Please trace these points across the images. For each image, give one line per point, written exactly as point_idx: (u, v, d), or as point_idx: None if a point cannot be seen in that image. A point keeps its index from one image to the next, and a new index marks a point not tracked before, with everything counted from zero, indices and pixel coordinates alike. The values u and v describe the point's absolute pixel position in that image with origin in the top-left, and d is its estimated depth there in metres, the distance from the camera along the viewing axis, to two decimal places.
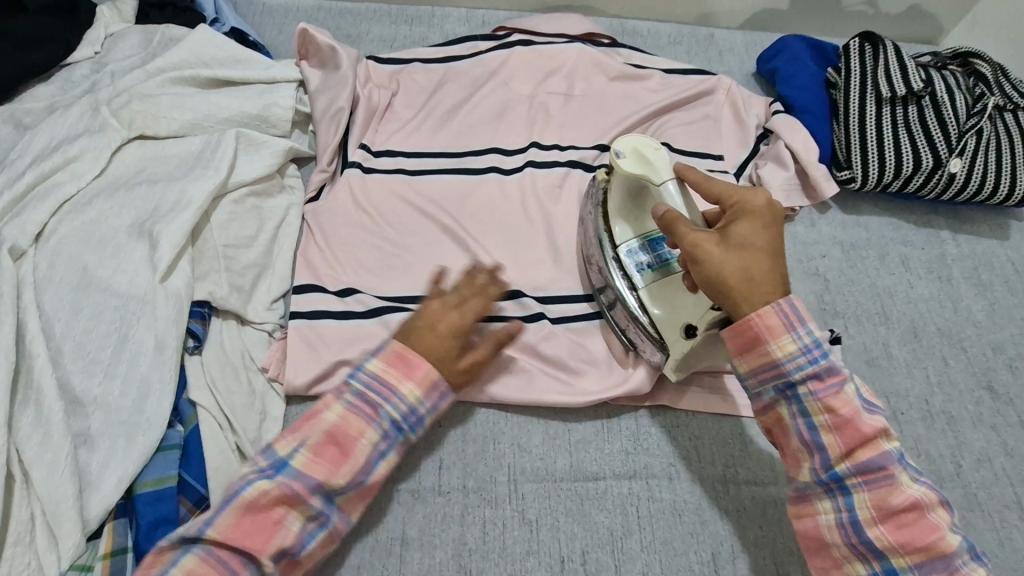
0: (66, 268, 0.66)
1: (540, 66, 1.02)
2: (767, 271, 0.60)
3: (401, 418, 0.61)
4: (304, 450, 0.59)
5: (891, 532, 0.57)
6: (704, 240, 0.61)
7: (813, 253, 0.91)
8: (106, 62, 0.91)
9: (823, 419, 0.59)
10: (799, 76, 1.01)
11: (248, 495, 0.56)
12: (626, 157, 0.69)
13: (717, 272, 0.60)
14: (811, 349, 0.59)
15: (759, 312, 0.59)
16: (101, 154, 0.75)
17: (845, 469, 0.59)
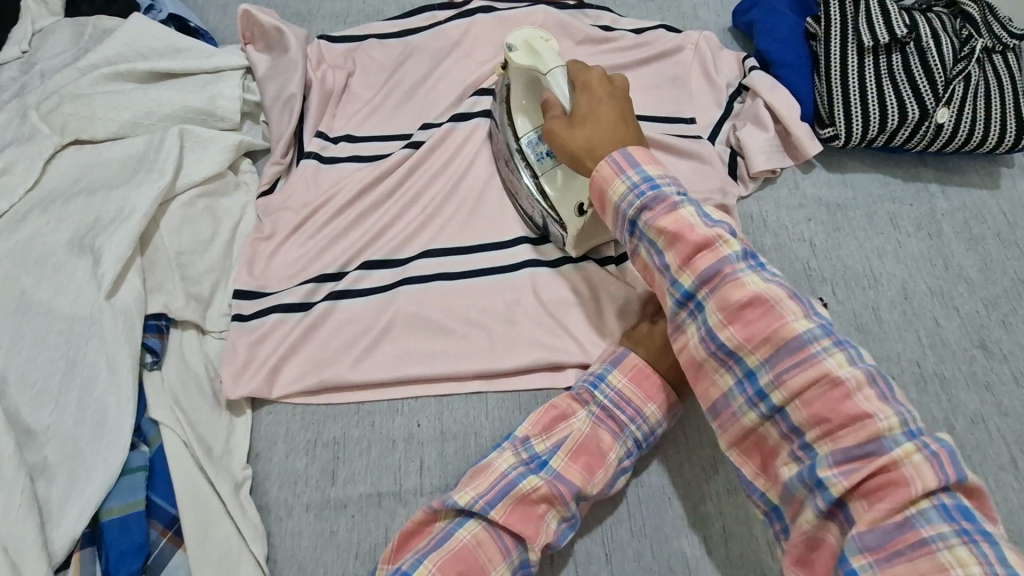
0: (5, 292, 0.62)
1: (504, 34, 0.96)
2: (608, 137, 0.66)
3: (643, 436, 0.67)
4: (498, 502, 0.62)
5: (837, 469, 0.49)
6: (558, 125, 0.69)
7: (798, 216, 0.88)
8: (36, 61, 0.84)
9: (754, 360, 0.54)
10: (777, 28, 0.95)
11: (525, 487, 0.62)
12: (518, 49, 0.73)
13: (570, 147, 0.68)
14: (640, 186, 0.61)
15: (597, 165, 0.65)
16: (34, 165, 0.70)
17: (774, 390, 0.53)
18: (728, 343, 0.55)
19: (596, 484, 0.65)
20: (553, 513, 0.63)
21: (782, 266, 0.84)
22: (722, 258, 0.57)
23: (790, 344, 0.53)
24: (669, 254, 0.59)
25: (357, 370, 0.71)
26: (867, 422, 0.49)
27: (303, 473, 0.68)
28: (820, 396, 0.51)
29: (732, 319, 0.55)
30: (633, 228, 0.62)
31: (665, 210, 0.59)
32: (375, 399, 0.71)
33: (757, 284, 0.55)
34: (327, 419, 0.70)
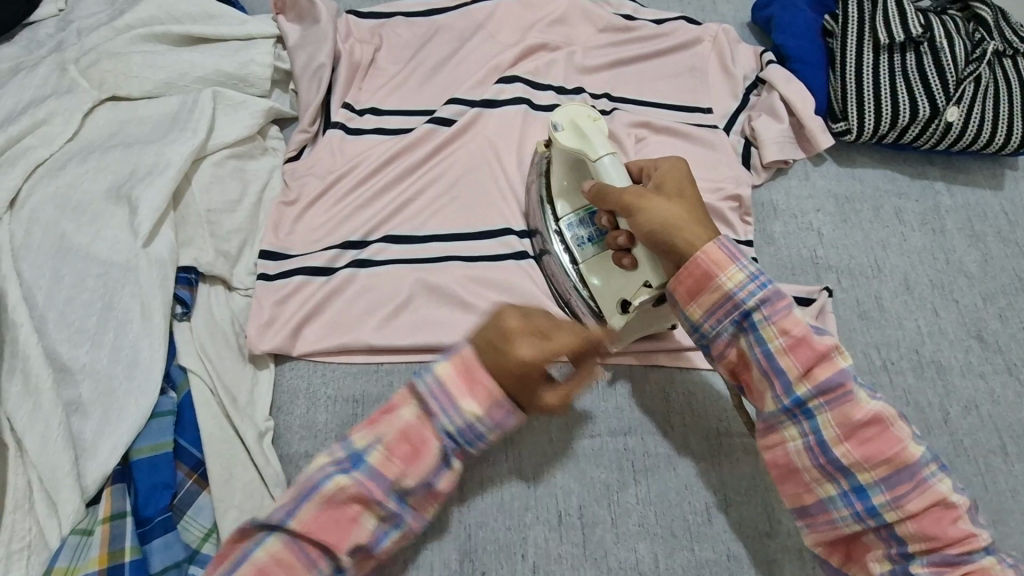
0: (43, 237, 0.64)
1: (527, 18, 0.99)
2: (690, 218, 0.63)
3: (461, 431, 0.59)
4: (381, 446, 0.59)
5: (906, 515, 0.57)
6: (642, 194, 0.64)
7: (807, 207, 0.90)
8: (71, 20, 0.86)
9: (830, 427, 0.60)
10: (795, 24, 0.97)
11: (390, 435, 0.59)
12: (565, 130, 0.70)
13: (656, 223, 0.62)
14: (758, 277, 0.62)
15: (703, 248, 0.61)
16: (71, 117, 0.71)
17: (846, 453, 0.59)
18: (788, 373, 0.61)
19: (414, 475, 0.59)
20: (433, 440, 0.59)
21: (790, 254, 0.87)
22: (836, 365, 0.60)
23: (891, 445, 0.58)
24: (787, 358, 0.61)
25: (379, 332, 0.73)
26: (929, 486, 0.58)
27: (323, 427, 0.70)
28: (929, 516, 0.57)
29: (848, 436, 0.59)
30: (743, 319, 0.62)
31: (760, 288, 0.61)
32: (394, 360, 0.74)
33: (869, 402, 0.60)
34: (347, 377, 0.73)
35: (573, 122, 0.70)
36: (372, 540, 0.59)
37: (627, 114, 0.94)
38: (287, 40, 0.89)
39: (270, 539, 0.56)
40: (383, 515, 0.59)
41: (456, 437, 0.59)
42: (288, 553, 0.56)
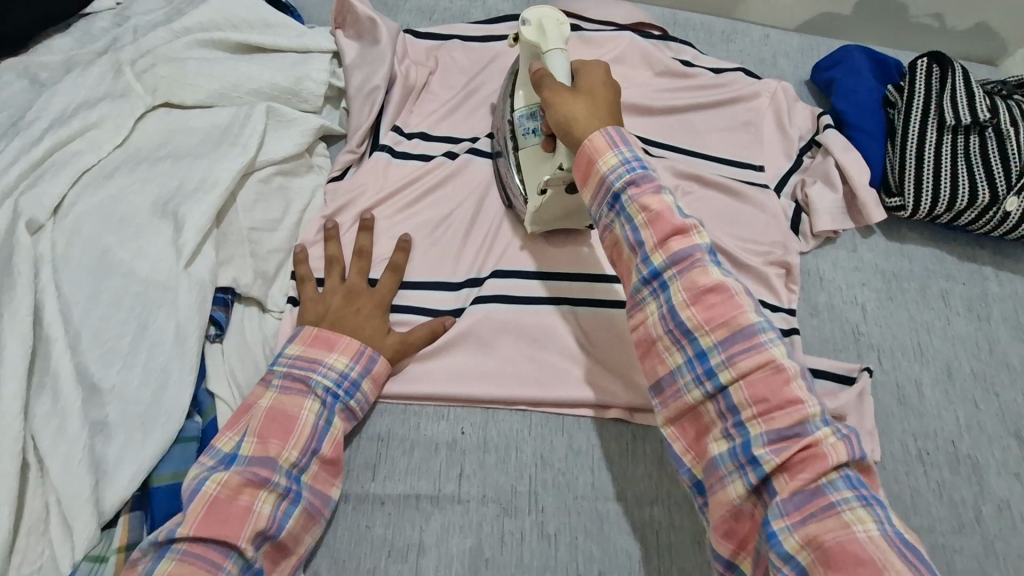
0: (86, 248, 0.62)
1: (585, 54, 0.97)
2: (586, 116, 0.65)
3: (332, 384, 0.65)
4: (251, 430, 0.61)
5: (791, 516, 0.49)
6: (561, 91, 0.67)
7: (853, 279, 0.88)
8: (128, 15, 0.85)
9: (753, 424, 0.53)
10: (857, 91, 0.96)
11: (264, 401, 0.62)
12: (530, 25, 0.73)
13: (565, 113, 0.65)
14: (674, 217, 0.60)
15: (588, 136, 0.63)
16: (123, 123, 0.70)
17: (759, 438, 0.52)
18: (687, 322, 0.57)
19: (288, 454, 0.60)
20: (308, 411, 0.63)
21: (832, 327, 0.85)
22: (741, 307, 0.56)
23: (799, 425, 0.51)
24: (690, 309, 0.57)
25: (414, 373, 0.72)
26: (823, 492, 0.49)
27: (346, 464, 0.69)
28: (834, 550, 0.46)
29: (755, 401, 0.53)
30: (650, 279, 0.59)
31: (651, 188, 0.60)
32: (423, 402, 0.72)
33: (780, 356, 0.54)
34: (375, 414, 0.72)
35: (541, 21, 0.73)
36: (271, 518, 0.58)
37: (679, 163, 0.90)
38: (342, 57, 0.87)
39: (163, 561, 0.53)
40: (274, 500, 0.58)
41: (319, 412, 0.64)
42: (195, 553, 0.54)
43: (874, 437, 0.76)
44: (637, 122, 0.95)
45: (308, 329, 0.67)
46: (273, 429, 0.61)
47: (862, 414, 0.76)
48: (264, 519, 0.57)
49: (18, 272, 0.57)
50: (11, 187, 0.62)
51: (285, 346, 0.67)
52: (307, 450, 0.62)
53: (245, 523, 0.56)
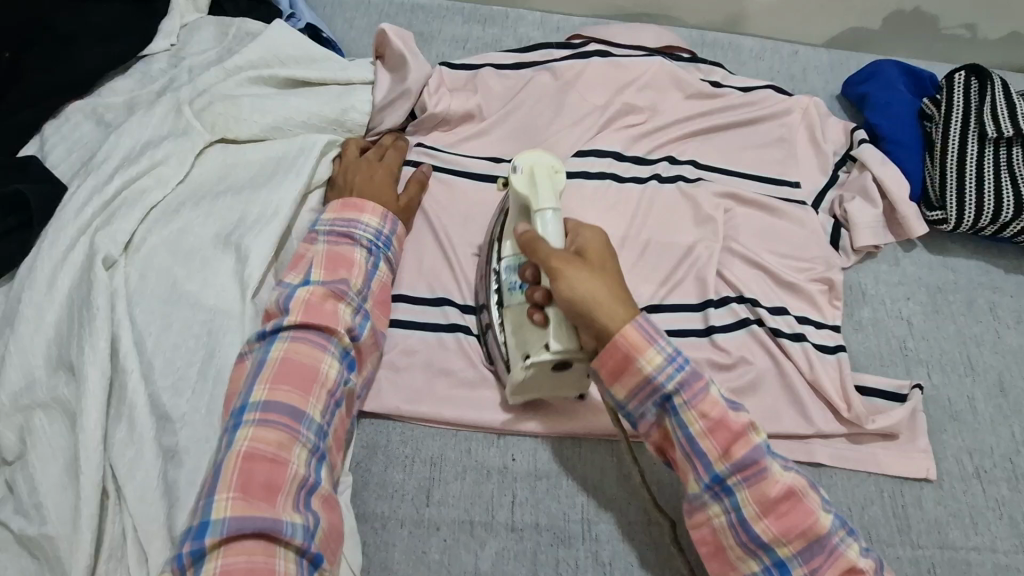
0: (156, 281, 0.65)
1: (618, 77, 0.99)
2: (611, 298, 0.62)
3: (372, 240, 0.74)
4: (316, 268, 0.69)
5: (773, 522, 0.59)
6: (567, 263, 0.63)
7: (897, 294, 0.88)
8: (183, 56, 0.88)
9: (723, 468, 0.60)
10: (891, 104, 0.96)
11: (275, 356, 0.62)
12: (521, 173, 0.69)
13: (575, 291, 0.62)
14: (676, 359, 0.61)
15: (622, 330, 0.61)
16: (185, 159, 0.74)
17: (724, 469, 0.60)
18: (708, 454, 0.61)
19: (312, 404, 0.61)
20: (343, 307, 0.68)
21: (879, 343, 0.84)
22: (750, 439, 0.60)
23: (805, 511, 0.58)
24: (708, 441, 0.60)
25: (465, 400, 0.74)
26: (814, 524, 0.58)
27: (400, 488, 0.70)
28: (791, 509, 0.59)
29: (767, 512, 0.59)
30: (664, 402, 0.62)
31: (657, 334, 0.62)
32: (473, 426, 0.74)
33: (783, 475, 0.60)
34: (426, 437, 0.73)
35: (533, 168, 0.70)
36: (335, 382, 0.64)
37: (715, 183, 0.91)
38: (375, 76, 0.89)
39: (242, 428, 0.58)
40: (337, 364, 0.65)
41: (360, 290, 0.70)
42: (272, 413, 0.59)
43: (927, 454, 0.76)
44: (672, 142, 0.96)
45: (336, 201, 0.76)
46: (293, 375, 0.62)
47: (916, 432, 0.77)
48: (331, 381, 0.63)
49: (97, 306, 0.60)
50: (86, 225, 0.65)
51: (320, 214, 0.75)
52: (328, 404, 0.63)
53: (314, 387, 0.62)
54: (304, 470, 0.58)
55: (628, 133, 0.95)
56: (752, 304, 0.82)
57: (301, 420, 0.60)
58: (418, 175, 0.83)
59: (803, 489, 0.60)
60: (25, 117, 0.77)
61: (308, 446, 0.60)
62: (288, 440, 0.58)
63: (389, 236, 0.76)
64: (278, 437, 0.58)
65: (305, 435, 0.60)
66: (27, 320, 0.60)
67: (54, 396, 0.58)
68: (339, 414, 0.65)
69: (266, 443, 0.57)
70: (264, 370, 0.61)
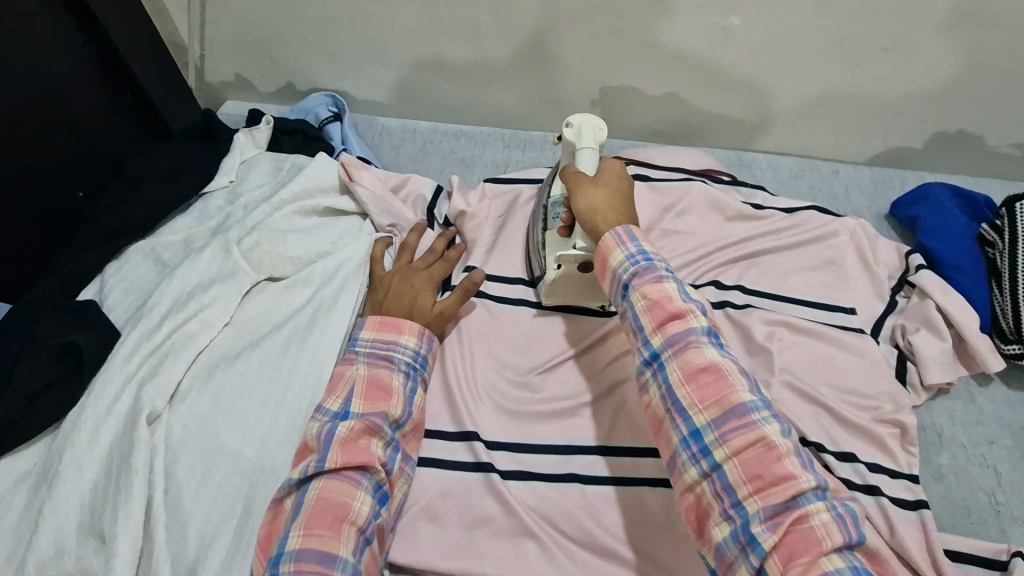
0: (198, 435, 0.64)
1: (658, 202, 0.99)
2: (616, 215, 0.71)
3: (410, 362, 0.71)
4: (356, 396, 0.66)
5: (744, 471, 0.55)
6: (583, 181, 0.73)
7: (977, 437, 0.82)
8: (240, 192, 0.92)
9: (701, 420, 0.58)
10: (947, 228, 0.94)
11: (312, 495, 0.59)
12: (575, 128, 0.77)
13: (584, 205, 0.71)
14: (636, 257, 0.66)
15: (604, 235, 0.69)
16: (231, 301, 0.74)
17: (700, 414, 0.58)
18: (683, 400, 0.59)
19: (342, 543, 0.57)
20: (376, 441, 0.64)
21: (965, 496, 0.77)
22: (734, 388, 0.59)
23: (775, 467, 0.55)
24: (682, 383, 0.60)
25: (508, 559, 0.69)
26: (792, 485, 0.54)
27: None
28: (755, 461, 0.56)
29: (737, 459, 0.56)
30: (651, 360, 0.62)
31: (651, 278, 0.64)
32: None
33: (767, 431, 0.56)
34: None
35: (583, 125, 0.77)
36: (368, 519, 0.60)
37: (765, 311, 0.87)
38: (440, 201, 0.96)
39: None
40: (370, 500, 0.61)
41: (398, 419, 0.67)
42: (306, 562, 0.55)
43: None
44: (718, 268, 0.94)
45: (375, 316, 0.73)
46: (323, 516, 0.57)
47: None
48: (363, 518, 0.59)
49: (135, 468, 0.59)
50: (132, 375, 0.66)
51: (358, 331, 0.72)
52: (359, 543, 0.58)
53: (345, 526, 0.58)
54: None
55: (671, 259, 0.94)
56: (815, 448, 0.76)
57: (334, 564, 0.55)
58: (467, 282, 0.79)
59: (777, 444, 0.56)
60: (89, 259, 0.80)
61: None
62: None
63: (425, 355, 0.73)
64: None
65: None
66: (65, 481, 0.59)
67: (81, 566, 0.56)
68: (370, 551, 0.60)
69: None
70: (295, 516, 0.58)
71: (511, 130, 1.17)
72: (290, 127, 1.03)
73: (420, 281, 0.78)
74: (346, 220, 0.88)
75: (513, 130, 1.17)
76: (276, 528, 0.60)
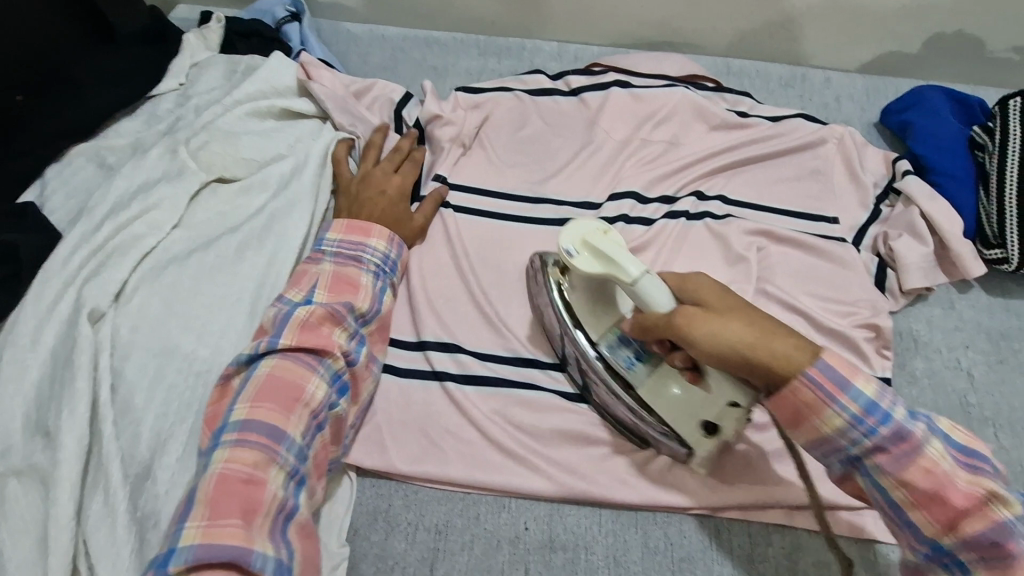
0: (149, 335, 0.61)
1: (639, 109, 0.94)
2: (801, 347, 0.53)
3: (380, 263, 0.69)
4: (320, 287, 0.65)
5: (961, 539, 0.49)
6: (693, 313, 0.54)
7: (954, 342, 0.81)
8: (190, 95, 0.86)
9: (918, 515, 0.50)
10: (935, 133, 0.91)
11: (263, 371, 0.58)
12: (578, 254, 0.59)
13: (707, 350, 0.54)
14: (864, 421, 0.51)
15: (791, 385, 0.52)
16: (179, 201, 0.69)
17: (899, 494, 0.51)
18: (898, 498, 0.51)
19: (292, 423, 0.56)
20: (338, 332, 0.63)
21: (938, 399, 0.77)
22: (932, 457, 0.50)
23: (989, 526, 0.48)
24: (902, 494, 0.51)
25: (476, 462, 0.68)
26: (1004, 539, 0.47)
27: (401, 559, 0.64)
28: (972, 520, 0.49)
29: (948, 525, 0.50)
30: (853, 462, 0.53)
31: (830, 379, 0.51)
32: (485, 490, 0.67)
33: (943, 460, 0.50)
34: (433, 502, 0.67)
35: (584, 241, 0.59)
36: (321, 404, 0.59)
37: (745, 220, 0.85)
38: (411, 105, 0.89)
39: (219, 449, 0.53)
40: (325, 386, 0.60)
41: (364, 314, 0.66)
42: (251, 433, 0.54)
43: None
44: (700, 179, 0.90)
45: (343, 219, 0.71)
46: (275, 391, 0.57)
47: None
48: (316, 402, 0.58)
49: (79, 364, 0.57)
50: (73, 275, 0.62)
51: (322, 234, 0.70)
52: (309, 427, 0.58)
53: (298, 406, 0.57)
54: (282, 492, 0.53)
55: (652, 169, 0.89)
56: None
57: (281, 442, 0.55)
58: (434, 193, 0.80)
59: (949, 473, 0.50)
60: (29, 162, 0.75)
61: (287, 467, 0.54)
62: (265, 460, 0.53)
63: (395, 260, 0.72)
64: (254, 457, 0.53)
65: (284, 456, 0.54)
66: (9, 379, 0.57)
67: (28, 462, 0.55)
68: (321, 437, 0.60)
69: (243, 463, 0.53)
70: (246, 390, 0.57)
71: (485, 35, 1.08)
72: (245, 30, 0.95)
73: (390, 186, 0.75)
74: (302, 122, 0.82)
75: (487, 35, 1.09)
76: (222, 405, 0.58)
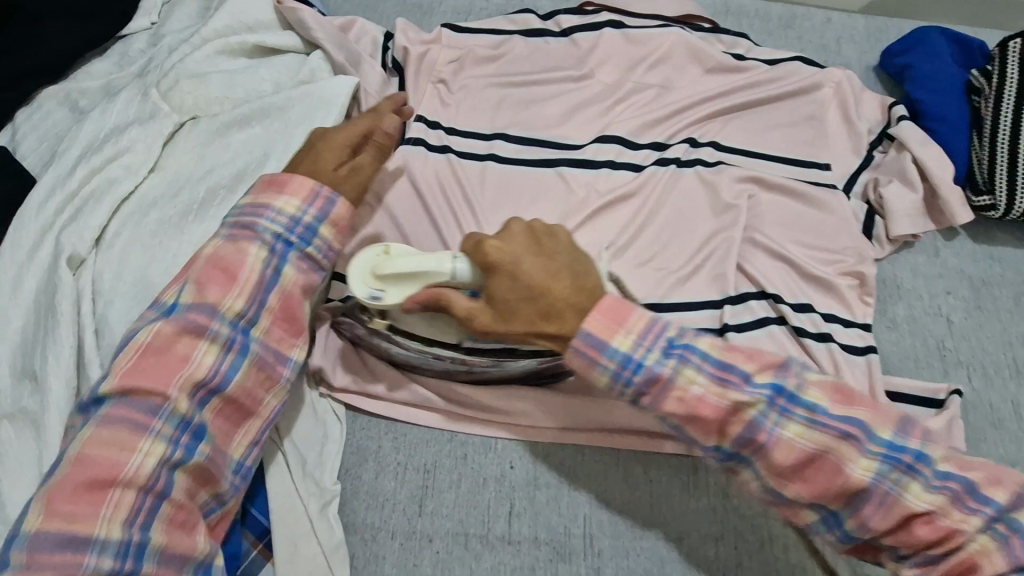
0: (130, 282, 0.61)
1: (632, 51, 0.91)
2: (554, 279, 0.57)
3: (283, 232, 0.60)
4: (187, 283, 0.57)
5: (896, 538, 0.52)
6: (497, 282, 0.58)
7: (936, 289, 0.82)
8: (163, 34, 0.82)
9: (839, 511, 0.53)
10: (934, 76, 0.88)
11: (99, 413, 0.51)
12: (385, 290, 0.61)
13: (532, 320, 0.57)
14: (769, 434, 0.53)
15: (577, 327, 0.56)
16: (152, 146, 0.68)
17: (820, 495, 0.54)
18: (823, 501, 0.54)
19: (118, 474, 0.50)
20: (199, 347, 0.55)
21: (915, 344, 0.78)
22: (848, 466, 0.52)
23: (925, 526, 0.51)
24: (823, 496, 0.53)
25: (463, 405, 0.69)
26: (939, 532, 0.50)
27: (391, 496, 0.66)
28: (902, 521, 0.51)
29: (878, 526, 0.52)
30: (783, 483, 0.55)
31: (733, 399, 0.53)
32: (472, 432, 0.69)
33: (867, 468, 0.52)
34: (420, 443, 0.69)
35: (371, 273, 0.61)
36: (163, 444, 0.52)
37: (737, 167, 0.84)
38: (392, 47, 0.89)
39: (31, 510, 0.48)
40: (166, 425, 0.52)
41: (239, 314, 0.57)
42: (65, 495, 0.48)
43: None
44: (693, 124, 0.88)
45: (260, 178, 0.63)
46: (103, 442, 0.50)
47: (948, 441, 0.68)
48: (153, 444, 0.51)
49: (61, 312, 0.58)
50: (50, 221, 0.62)
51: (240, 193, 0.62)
52: (146, 473, 0.51)
53: (128, 455, 0.50)
54: (103, 557, 0.47)
55: (643, 114, 0.87)
56: (774, 300, 0.76)
57: (98, 500, 0.49)
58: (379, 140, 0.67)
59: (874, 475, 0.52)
60: None
61: (114, 523, 0.49)
62: (83, 522, 0.48)
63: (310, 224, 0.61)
64: (67, 518, 0.47)
65: (106, 513, 0.48)
66: None
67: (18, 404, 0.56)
68: (172, 479, 0.53)
69: (54, 529, 0.47)
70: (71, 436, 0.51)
71: None
72: None
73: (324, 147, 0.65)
74: (275, 58, 0.79)
75: None
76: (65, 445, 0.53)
